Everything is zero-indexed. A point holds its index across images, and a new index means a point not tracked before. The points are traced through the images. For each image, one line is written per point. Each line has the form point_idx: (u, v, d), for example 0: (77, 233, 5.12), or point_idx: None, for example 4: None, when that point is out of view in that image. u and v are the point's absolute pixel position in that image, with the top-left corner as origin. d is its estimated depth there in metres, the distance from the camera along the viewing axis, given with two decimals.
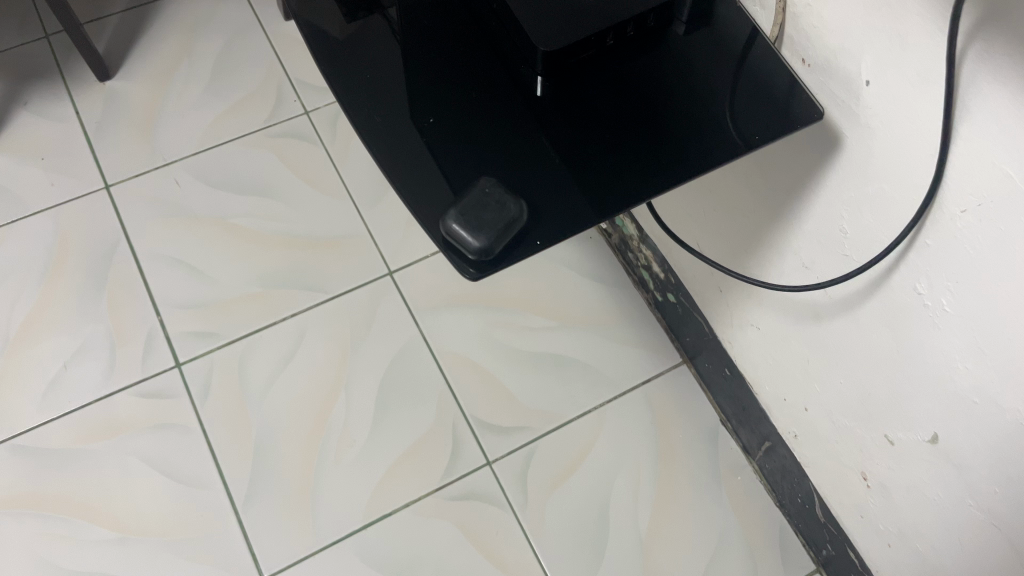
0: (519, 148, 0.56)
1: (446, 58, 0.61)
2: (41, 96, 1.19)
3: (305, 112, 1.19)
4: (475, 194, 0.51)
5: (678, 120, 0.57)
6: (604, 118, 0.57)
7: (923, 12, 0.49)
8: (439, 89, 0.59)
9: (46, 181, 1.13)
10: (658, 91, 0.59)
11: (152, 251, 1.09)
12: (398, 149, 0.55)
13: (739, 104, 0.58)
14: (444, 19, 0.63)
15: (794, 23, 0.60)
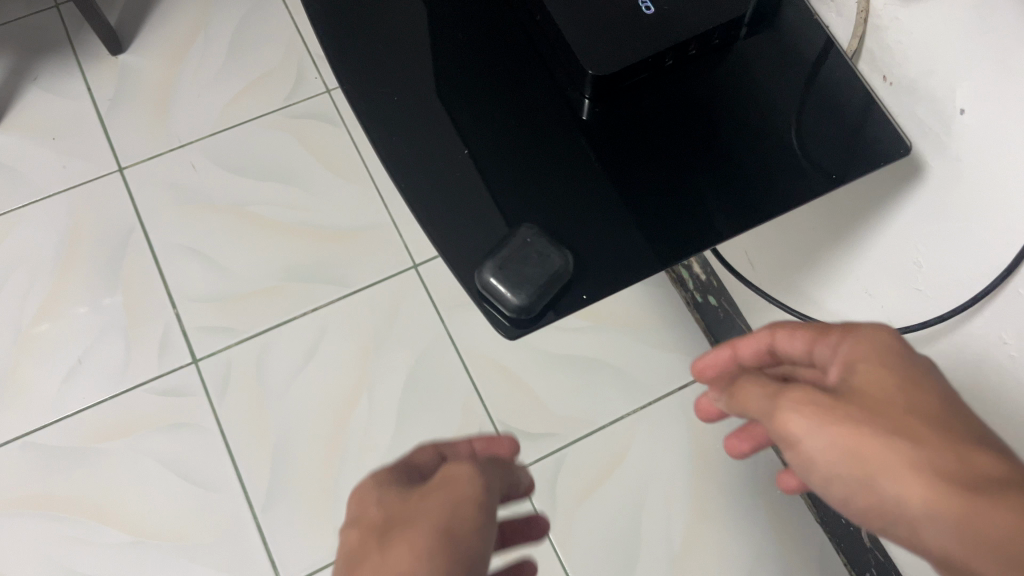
0: (564, 183, 0.54)
1: (487, 77, 0.58)
2: (51, 70, 1.13)
3: (326, 91, 1.13)
4: (516, 245, 0.50)
5: (743, 151, 0.53)
6: (660, 147, 0.54)
7: None
8: (480, 116, 0.56)
9: (58, 163, 1.08)
10: (720, 115, 0.55)
11: (168, 239, 1.04)
12: (432, 190, 0.54)
13: (808, 132, 0.53)
14: (483, 31, 0.60)
15: (876, 36, 0.54)
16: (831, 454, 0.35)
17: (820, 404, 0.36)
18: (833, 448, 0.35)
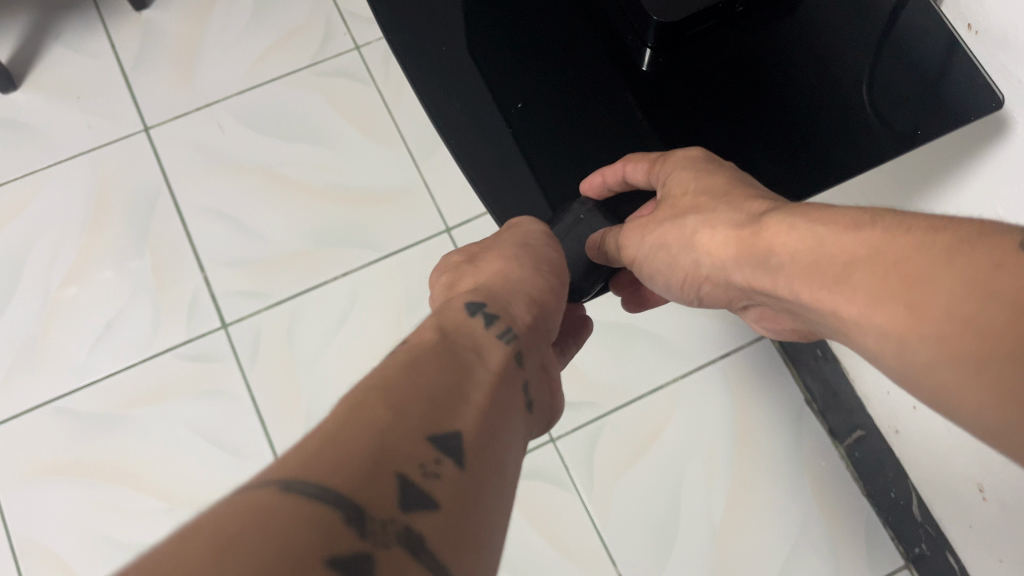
0: (618, 140, 0.55)
1: (543, 27, 0.58)
2: (72, 27, 1.10)
3: (355, 48, 1.09)
4: (575, 227, 0.54)
5: (809, 105, 0.52)
6: (723, 101, 0.53)
7: None
8: (534, 67, 0.57)
9: (83, 124, 1.05)
10: (786, 64, 0.53)
11: (196, 202, 1.02)
12: (487, 145, 0.56)
13: (883, 82, 0.52)
14: None
15: None
16: (720, 262, 0.46)
17: (654, 224, 0.50)
18: (654, 246, 0.49)
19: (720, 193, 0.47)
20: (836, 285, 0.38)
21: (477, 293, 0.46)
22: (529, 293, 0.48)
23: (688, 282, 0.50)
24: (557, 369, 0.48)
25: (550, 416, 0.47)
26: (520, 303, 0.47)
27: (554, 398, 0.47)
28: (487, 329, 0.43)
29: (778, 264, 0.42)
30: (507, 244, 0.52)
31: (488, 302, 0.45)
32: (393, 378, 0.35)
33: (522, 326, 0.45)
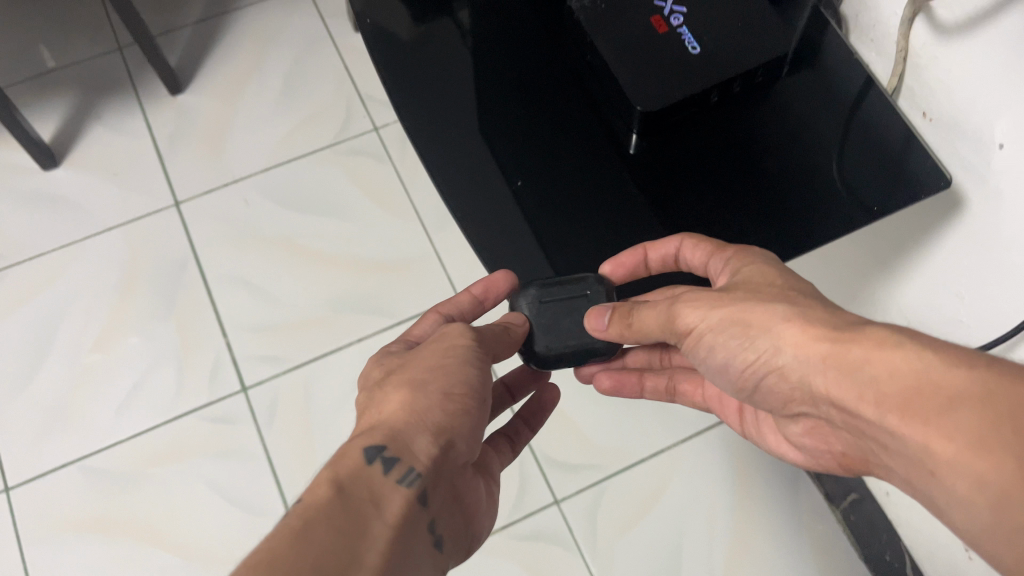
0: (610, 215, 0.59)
1: (540, 113, 0.63)
2: (112, 110, 1.18)
3: (374, 129, 1.16)
4: (579, 299, 0.57)
5: (784, 185, 0.57)
6: (706, 172, 0.58)
7: None
8: (533, 149, 0.62)
9: (118, 199, 1.12)
10: (762, 149, 0.58)
11: (221, 272, 1.08)
12: (491, 218, 0.60)
13: (848, 160, 0.57)
14: (535, 68, 0.64)
15: (915, 73, 0.55)
16: (796, 360, 0.44)
17: (722, 304, 0.48)
18: (723, 323, 0.47)
19: (796, 300, 0.45)
20: (908, 414, 0.38)
21: (384, 427, 0.47)
22: (443, 420, 0.48)
23: (748, 365, 0.47)
24: (465, 491, 0.50)
25: (459, 538, 0.49)
26: (428, 437, 0.47)
27: (460, 524, 0.49)
28: (386, 474, 0.44)
29: (851, 376, 0.40)
30: (425, 362, 0.51)
31: (391, 439, 0.46)
32: (281, 551, 0.37)
33: (427, 469, 0.46)
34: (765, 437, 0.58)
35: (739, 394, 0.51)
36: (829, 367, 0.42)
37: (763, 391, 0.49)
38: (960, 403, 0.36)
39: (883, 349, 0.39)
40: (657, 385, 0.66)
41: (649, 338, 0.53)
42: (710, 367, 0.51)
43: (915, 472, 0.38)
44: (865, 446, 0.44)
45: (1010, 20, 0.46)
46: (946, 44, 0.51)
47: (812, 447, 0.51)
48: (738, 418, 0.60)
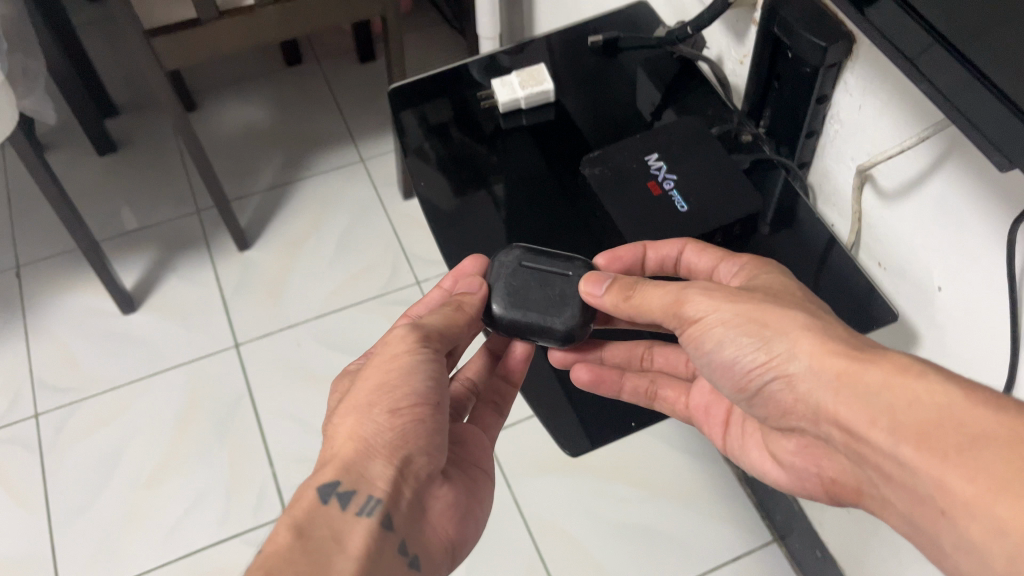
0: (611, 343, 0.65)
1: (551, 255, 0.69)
2: (187, 263, 1.34)
3: (417, 283, 1.30)
4: (558, 276, 0.62)
5: None
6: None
7: (985, 232, 0.53)
8: None
9: (186, 341, 1.25)
10: None
11: (272, 408, 1.18)
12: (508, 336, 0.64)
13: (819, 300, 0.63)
14: (546, 214, 0.71)
15: (869, 232, 0.66)
16: (810, 370, 0.47)
17: (736, 300, 0.51)
18: (738, 316, 0.50)
19: (818, 315, 0.49)
20: (924, 448, 0.41)
21: (339, 463, 0.53)
22: (395, 445, 0.53)
23: (759, 367, 0.50)
24: (442, 499, 0.56)
25: (447, 545, 0.56)
26: (382, 466, 0.52)
27: (441, 533, 0.56)
28: (345, 509, 0.51)
29: (868, 401, 0.44)
30: (370, 382, 0.55)
31: (346, 475, 0.52)
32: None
33: (386, 494, 0.52)
34: (751, 453, 0.61)
35: (742, 396, 0.54)
36: (845, 389, 0.45)
37: (765, 397, 0.52)
38: (982, 442, 0.39)
39: (904, 378, 0.43)
40: (636, 387, 0.64)
41: (637, 313, 0.56)
42: (714, 363, 0.53)
43: (920, 509, 0.43)
44: (864, 474, 0.48)
45: (933, 186, 0.56)
46: (887, 206, 0.62)
47: (800, 466, 0.55)
48: (723, 430, 0.64)
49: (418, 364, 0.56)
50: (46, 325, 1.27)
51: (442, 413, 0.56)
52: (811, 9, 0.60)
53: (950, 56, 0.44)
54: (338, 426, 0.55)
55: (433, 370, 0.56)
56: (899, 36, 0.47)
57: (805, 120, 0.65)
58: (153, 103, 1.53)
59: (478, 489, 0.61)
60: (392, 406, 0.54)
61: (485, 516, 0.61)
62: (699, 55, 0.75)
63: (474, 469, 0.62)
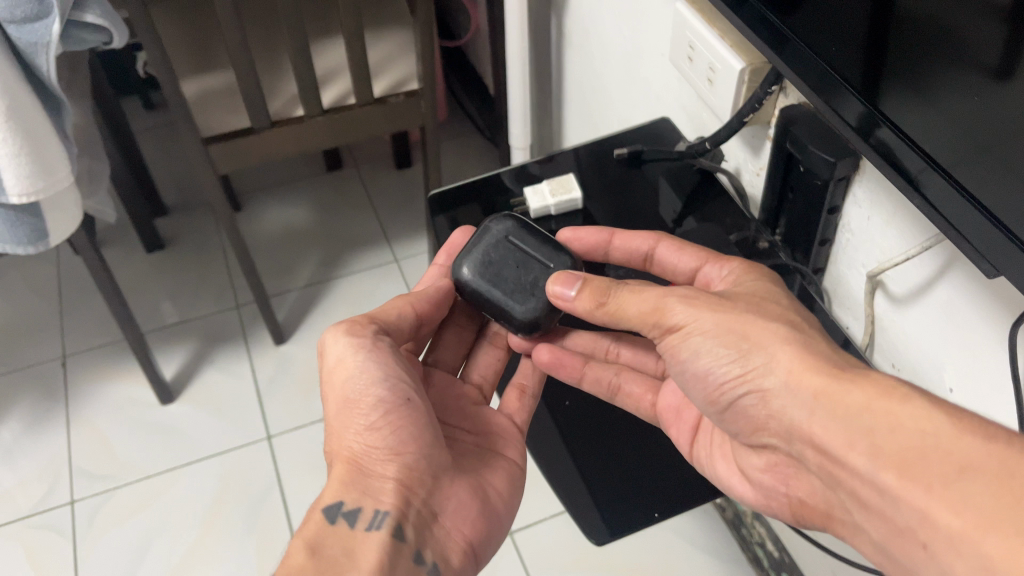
0: None
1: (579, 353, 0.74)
2: (225, 355, 1.39)
3: None
4: (537, 265, 0.69)
5: None
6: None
7: (988, 325, 0.56)
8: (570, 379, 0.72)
9: (220, 430, 1.29)
10: None
11: (300, 498, 1.20)
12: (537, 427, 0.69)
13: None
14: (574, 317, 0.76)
15: (883, 334, 0.69)
16: (786, 385, 0.51)
17: (715, 310, 0.55)
18: (719, 325, 0.54)
19: (797, 329, 0.54)
20: (903, 474, 0.44)
21: (338, 483, 0.62)
22: (384, 457, 0.61)
23: (733, 380, 0.54)
24: (454, 498, 0.64)
25: (463, 546, 0.64)
26: (379, 481, 0.61)
27: (457, 529, 0.64)
28: (355, 525, 0.60)
29: (848, 421, 0.48)
30: (338, 397, 0.63)
31: (349, 493, 0.61)
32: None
33: (394, 506, 0.60)
34: (717, 465, 0.63)
35: (714, 411, 0.58)
36: (822, 407, 0.49)
37: (736, 412, 0.56)
38: (969, 475, 0.42)
39: (887, 402, 0.47)
40: (600, 376, 0.69)
41: (601, 315, 0.61)
42: (688, 373, 0.57)
43: (896, 541, 0.46)
44: (836, 498, 0.51)
45: (940, 292, 0.60)
46: (898, 310, 0.66)
47: (768, 484, 0.58)
48: (691, 436, 0.65)
49: (368, 367, 0.62)
50: (87, 414, 1.31)
51: (414, 404, 0.62)
52: (819, 128, 0.65)
53: (944, 178, 0.49)
54: (330, 449, 0.64)
55: (390, 367, 0.62)
56: (897, 154, 0.52)
57: (817, 229, 0.69)
58: (199, 204, 1.61)
59: (486, 476, 0.68)
60: (365, 420, 0.61)
61: (510, 495, 0.68)
62: (718, 168, 0.80)
63: (487, 455, 0.69)
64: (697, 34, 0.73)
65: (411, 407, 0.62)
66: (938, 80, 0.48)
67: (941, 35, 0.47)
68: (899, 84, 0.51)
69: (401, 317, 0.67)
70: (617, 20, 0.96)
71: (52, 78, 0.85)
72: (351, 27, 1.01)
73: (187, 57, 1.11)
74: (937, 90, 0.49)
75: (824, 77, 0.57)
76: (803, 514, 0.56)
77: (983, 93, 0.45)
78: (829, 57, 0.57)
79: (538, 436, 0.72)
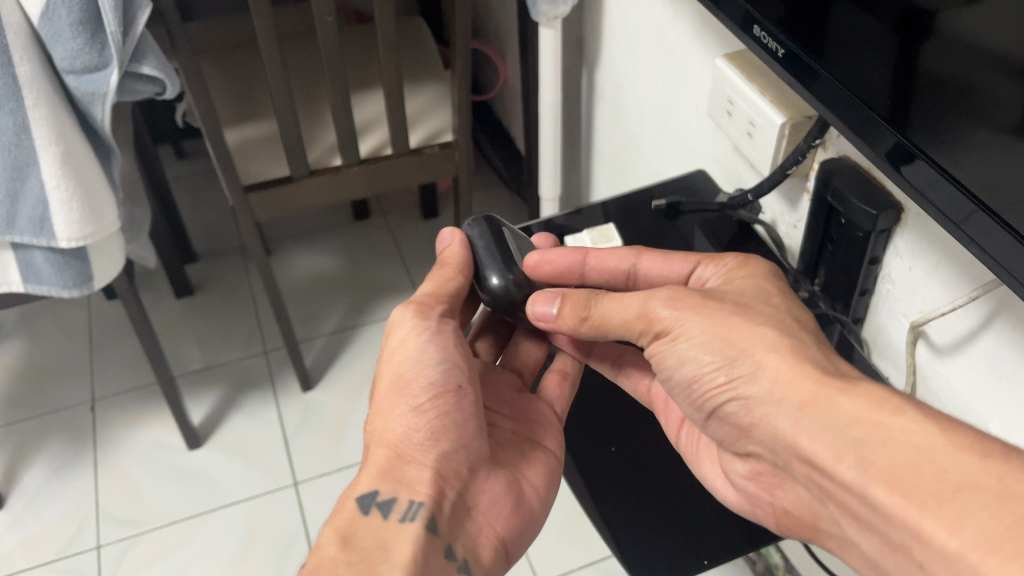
0: (677, 476, 0.67)
1: (618, 402, 0.73)
2: (253, 400, 1.39)
3: None
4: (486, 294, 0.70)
5: None
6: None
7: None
8: (613, 424, 0.71)
9: (246, 475, 1.29)
10: None
11: None
12: (588, 470, 0.67)
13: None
14: None
15: (925, 384, 0.69)
16: (770, 395, 0.51)
17: (702, 314, 0.55)
18: (706, 330, 0.55)
19: (787, 334, 0.53)
20: (897, 489, 0.44)
21: (376, 470, 0.61)
22: (425, 446, 0.61)
23: (718, 386, 0.54)
24: (489, 493, 0.64)
25: (494, 542, 0.64)
26: (417, 470, 0.61)
27: (490, 525, 0.64)
28: (389, 514, 0.60)
29: (836, 436, 0.48)
30: (392, 378, 0.63)
31: (384, 483, 0.61)
32: None
33: (428, 497, 0.60)
34: (703, 465, 0.63)
35: (700, 416, 0.58)
36: (808, 416, 0.50)
37: (720, 418, 0.57)
38: (967, 494, 0.42)
39: (875, 415, 0.47)
40: (605, 350, 0.71)
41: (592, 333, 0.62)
42: (674, 379, 0.58)
43: (891, 556, 0.46)
44: (821, 510, 0.52)
45: (985, 341, 0.60)
46: (941, 359, 0.66)
47: (752, 491, 0.59)
48: (680, 425, 0.66)
49: (429, 351, 0.62)
50: (116, 459, 1.31)
51: (466, 394, 0.62)
52: (858, 180, 0.66)
53: (991, 218, 0.49)
54: (371, 429, 0.63)
55: (448, 352, 0.63)
56: (944, 202, 0.52)
57: (858, 279, 0.70)
58: (228, 252, 1.63)
59: (525, 469, 0.67)
60: (413, 401, 0.61)
61: (548, 490, 0.67)
62: (757, 218, 0.81)
63: (527, 442, 0.69)
64: (737, 90, 0.75)
65: (458, 394, 0.62)
66: (972, 130, 0.49)
67: (976, 87, 0.48)
68: (931, 134, 0.52)
69: (458, 285, 0.68)
70: (652, 76, 0.98)
71: (107, 127, 0.88)
72: (391, 81, 1.04)
73: (231, 108, 1.14)
74: (964, 142, 0.50)
75: (864, 117, 0.58)
76: (786, 524, 0.56)
77: (1010, 147, 0.46)
78: (863, 109, 0.58)
79: (576, 470, 0.67)
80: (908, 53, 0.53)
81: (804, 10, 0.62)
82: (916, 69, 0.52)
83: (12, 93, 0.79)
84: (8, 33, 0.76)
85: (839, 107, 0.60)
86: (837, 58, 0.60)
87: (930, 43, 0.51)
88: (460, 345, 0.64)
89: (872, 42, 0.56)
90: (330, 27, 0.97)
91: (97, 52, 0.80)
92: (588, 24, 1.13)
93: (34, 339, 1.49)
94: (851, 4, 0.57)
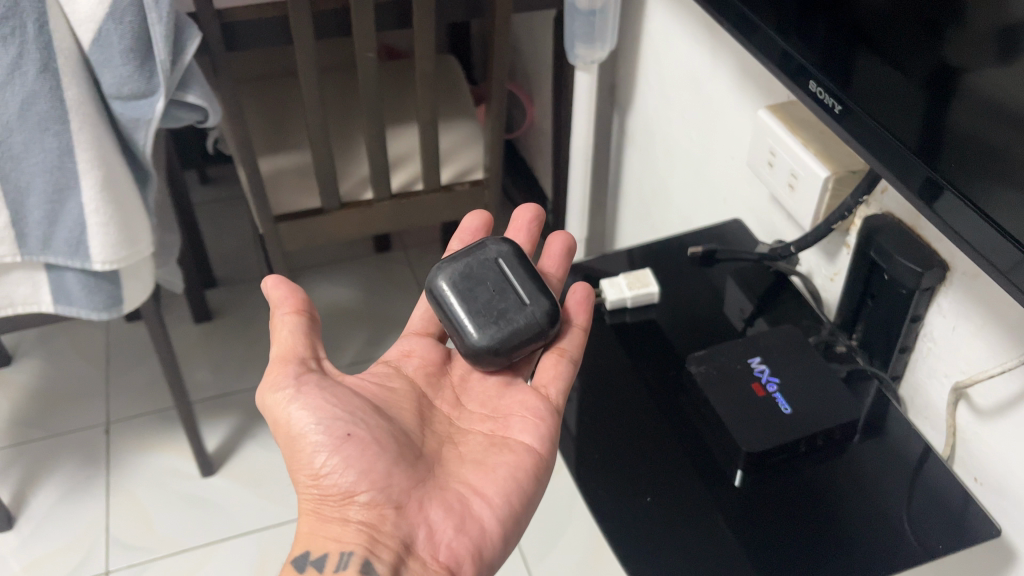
0: (697, 519, 0.65)
1: (650, 444, 0.71)
2: (268, 429, 1.38)
3: None
4: (518, 305, 0.69)
5: (837, 522, 0.64)
6: (775, 517, 0.65)
7: None
8: (643, 469, 0.69)
9: (258, 505, 1.28)
10: (814, 491, 0.66)
11: None
12: (619, 517, 0.65)
13: (908, 523, 0.63)
14: (640, 407, 0.74)
15: (963, 445, 0.68)
16: None
17: None
18: None
19: None
20: None
21: (309, 533, 0.62)
22: (345, 501, 0.61)
23: None
24: (428, 522, 0.61)
25: (445, 569, 0.59)
26: (341, 526, 0.61)
27: (434, 553, 0.60)
28: (323, 571, 0.59)
29: None
30: (289, 445, 0.63)
31: (314, 543, 0.61)
32: None
33: (359, 545, 0.59)
34: None
35: None
36: None
37: None
38: None
39: None
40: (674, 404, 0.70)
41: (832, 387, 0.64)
42: None
43: None
44: None
45: None
46: (983, 422, 0.65)
47: None
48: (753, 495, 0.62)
49: (301, 416, 0.62)
50: (127, 484, 1.30)
51: (356, 437, 0.62)
52: (904, 239, 0.67)
53: None
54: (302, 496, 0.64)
55: (319, 408, 0.62)
56: (989, 251, 0.51)
57: (899, 337, 0.70)
58: (247, 280, 1.63)
59: (475, 484, 0.63)
60: (314, 465, 0.62)
61: (506, 500, 0.62)
62: (794, 271, 0.82)
63: (495, 448, 0.66)
64: (778, 141, 0.76)
65: (352, 442, 0.61)
66: (1009, 180, 0.49)
67: (1012, 134, 0.48)
68: (966, 186, 0.52)
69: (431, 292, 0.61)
70: (687, 123, 0.99)
71: (147, 152, 0.89)
72: (426, 116, 1.05)
73: (266, 138, 1.15)
74: (1001, 201, 0.50)
75: (898, 160, 0.57)
76: None
77: None
78: (894, 155, 0.58)
79: (602, 508, 0.66)
80: (938, 110, 0.53)
81: (836, 56, 0.62)
82: (946, 126, 0.53)
83: (60, 116, 0.79)
84: (58, 57, 0.77)
85: (872, 162, 0.60)
86: (865, 107, 0.60)
87: (962, 100, 0.51)
88: (335, 397, 0.63)
89: (903, 99, 0.56)
90: (370, 63, 0.97)
91: (145, 79, 0.81)
92: (623, 69, 1.14)
93: (50, 361, 1.48)
94: (882, 60, 0.57)
